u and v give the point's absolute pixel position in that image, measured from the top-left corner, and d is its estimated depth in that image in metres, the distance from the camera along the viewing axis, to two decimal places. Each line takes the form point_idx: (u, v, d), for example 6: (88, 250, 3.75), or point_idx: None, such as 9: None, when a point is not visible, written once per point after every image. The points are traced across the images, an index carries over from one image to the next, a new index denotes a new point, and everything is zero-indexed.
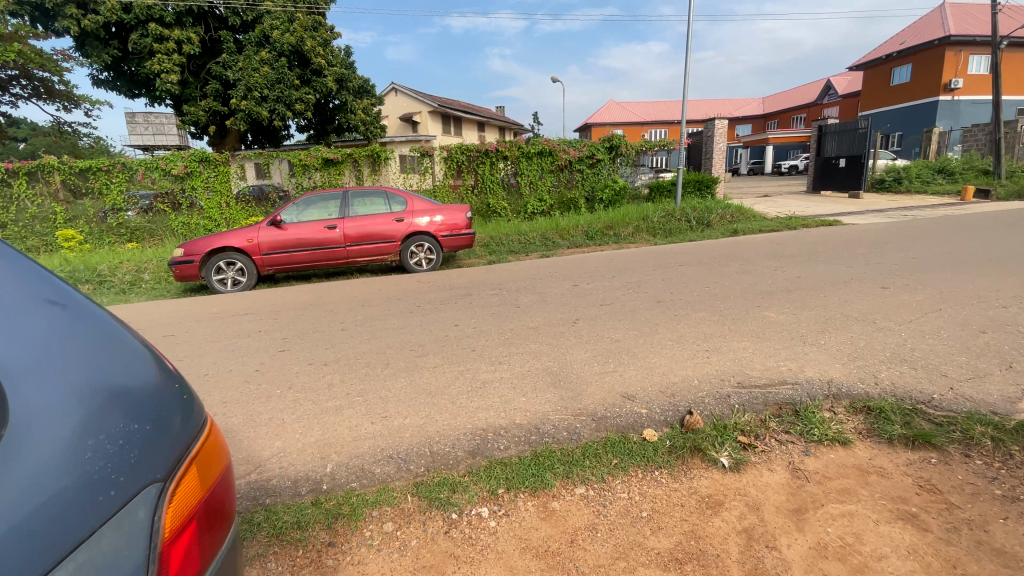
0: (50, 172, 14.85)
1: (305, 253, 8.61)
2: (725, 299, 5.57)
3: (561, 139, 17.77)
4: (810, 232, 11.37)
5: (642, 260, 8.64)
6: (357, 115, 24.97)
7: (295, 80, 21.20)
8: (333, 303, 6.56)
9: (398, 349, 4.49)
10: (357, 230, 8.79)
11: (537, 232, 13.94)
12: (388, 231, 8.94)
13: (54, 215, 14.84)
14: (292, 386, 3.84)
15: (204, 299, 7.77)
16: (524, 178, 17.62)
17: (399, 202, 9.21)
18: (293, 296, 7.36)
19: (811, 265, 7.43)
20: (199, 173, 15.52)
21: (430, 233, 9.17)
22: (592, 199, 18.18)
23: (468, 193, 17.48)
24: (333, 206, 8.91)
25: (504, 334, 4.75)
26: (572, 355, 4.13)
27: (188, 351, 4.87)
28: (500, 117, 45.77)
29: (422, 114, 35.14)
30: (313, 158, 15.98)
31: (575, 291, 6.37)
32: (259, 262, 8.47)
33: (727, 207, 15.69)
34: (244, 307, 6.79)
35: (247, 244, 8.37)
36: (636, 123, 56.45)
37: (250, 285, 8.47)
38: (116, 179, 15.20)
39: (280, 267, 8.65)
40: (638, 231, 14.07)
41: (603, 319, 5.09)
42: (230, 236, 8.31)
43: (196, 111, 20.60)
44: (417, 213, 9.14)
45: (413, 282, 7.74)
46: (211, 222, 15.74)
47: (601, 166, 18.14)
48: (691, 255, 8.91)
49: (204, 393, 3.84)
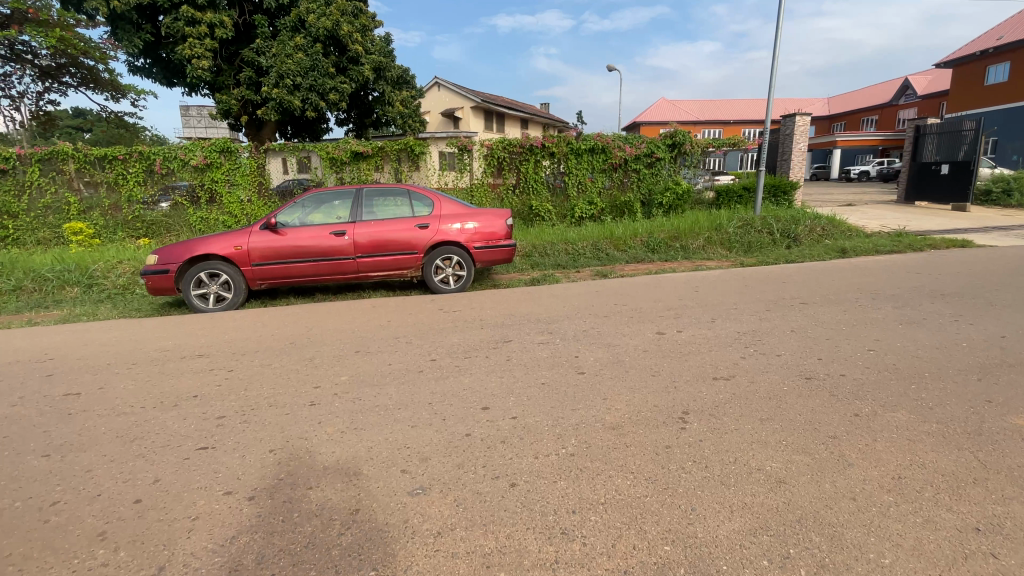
0: (65, 160, 13.74)
1: (305, 264, 6.86)
2: (925, 387, 3.41)
3: (615, 135, 15.69)
4: (942, 255, 8.88)
5: (738, 289, 6.51)
6: (396, 107, 23.61)
7: (331, 68, 19.90)
8: (320, 340, 4.76)
9: (379, 469, 2.57)
10: (370, 238, 7.01)
11: (587, 240, 11.86)
12: (410, 239, 7.14)
13: (68, 206, 13.84)
14: (162, 569, 2.00)
15: (175, 321, 6.13)
16: (572, 178, 15.62)
17: (425, 203, 7.39)
18: (279, 323, 5.64)
19: (1003, 313, 5.12)
20: (219, 164, 14.22)
21: (459, 243, 7.31)
22: (649, 203, 16.00)
23: (509, 193, 15.58)
24: (343, 208, 7.17)
25: (565, 444, 2.74)
26: (705, 532, 2.08)
27: (72, 436, 3.13)
28: (544, 113, 43.83)
29: (464, 109, 33.72)
30: (342, 151, 14.40)
31: (663, 342, 4.33)
32: (247, 274, 6.75)
33: (816, 217, 13.21)
34: (207, 339, 5.08)
35: (233, 253, 6.65)
36: (688, 123, 53.29)
37: (237, 302, 6.76)
38: (133, 169, 13.99)
39: (274, 282, 6.91)
40: (710, 243, 11.82)
41: (731, 418, 3.03)
42: (213, 243, 6.60)
43: (228, 99, 19.50)
44: (446, 218, 7.29)
45: (434, 310, 5.88)
46: (231, 218, 14.40)
47: (660, 166, 16.00)
48: (803, 284, 6.70)
49: (9, 568, 2.06)
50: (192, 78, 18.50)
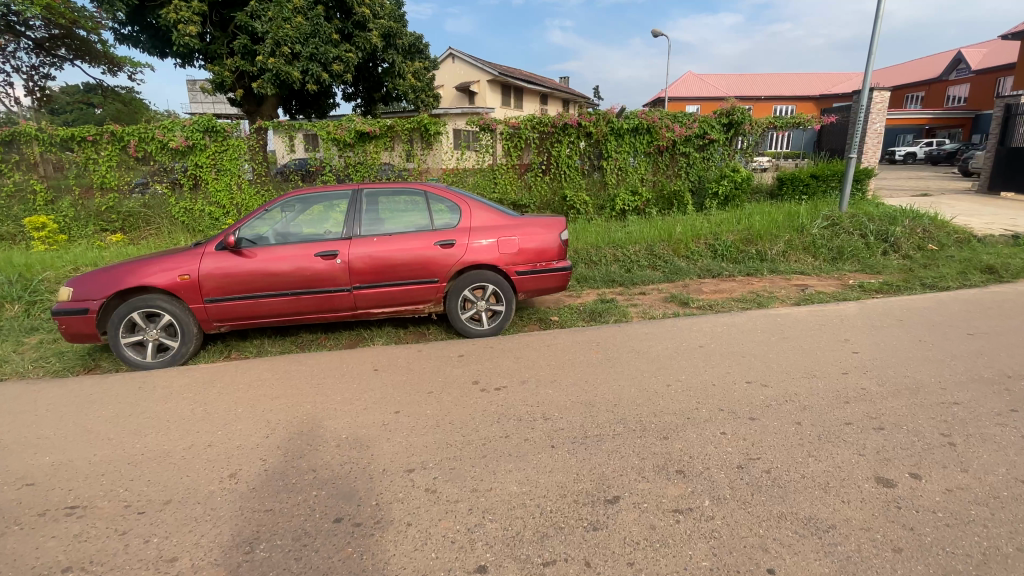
0: (26, 141, 11.76)
1: (281, 298, 4.84)
2: None
3: (662, 112, 13.34)
4: None
5: (914, 347, 4.43)
6: (408, 80, 21.34)
7: (334, 34, 17.62)
8: (282, 475, 2.79)
9: None
10: (372, 260, 4.97)
11: (643, 242, 9.73)
12: (428, 260, 5.09)
13: (34, 195, 11.94)
14: None
15: (88, 392, 4.18)
16: (612, 163, 13.39)
17: (448, 208, 5.35)
18: (231, 406, 3.68)
19: None
20: (204, 146, 12.05)
21: (497, 267, 5.25)
22: (701, 193, 13.79)
23: (539, 179, 13.34)
24: (335, 215, 5.13)
25: None
26: None
27: None
28: (564, 89, 40.93)
29: (480, 83, 31.26)
30: (346, 131, 12.22)
31: (915, 527, 2.27)
32: (199, 313, 4.74)
33: (915, 214, 10.98)
34: (105, 455, 3.13)
35: (177, 284, 4.64)
36: (716, 97, 50.08)
37: (187, 353, 4.77)
38: (104, 152, 11.93)
39: (239, 323, 4.90)
40: (792, 248, 9.70)
41: None
42: (152, 269, 4.63)
43: (221, 71, 17.28)
44: (477, 231, 5.23)
45: (465, 382, 3.87)
46: (219, 209, 12.31)
47: (713, 149, 13.73)
48: (1004, 338, 4.62)
49: None
50: (179, 46, 16.29)
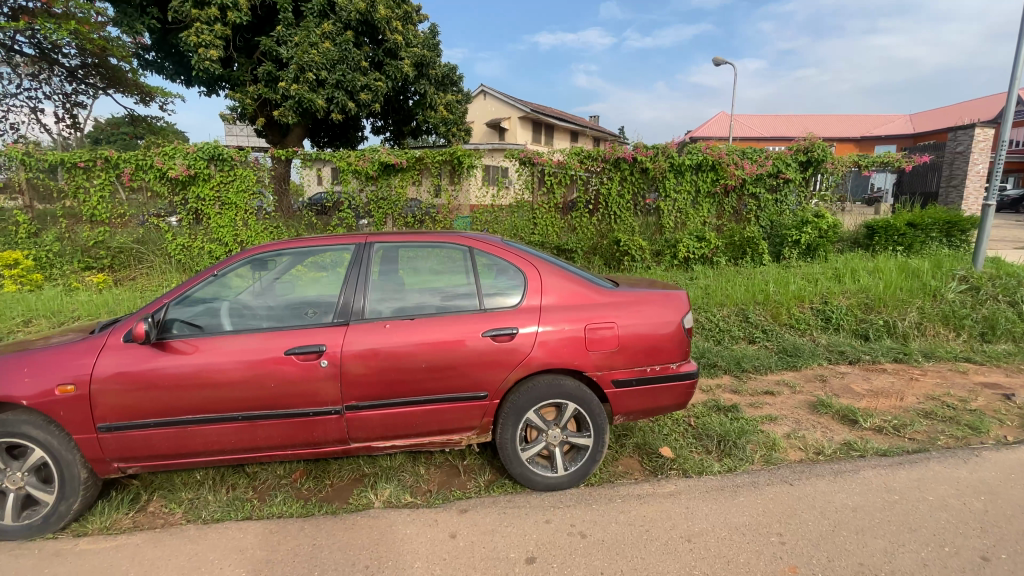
0: (12, 167, 10.41)
1: (228, 424, 2.92)
2: None
3: (730, 147, 11.42)
4: None
5: None
6: (439, 111, 20.05)
7: (363, 61, 16.43)
8: None
9: None
10: (379, 360, 3.02)
11: (730, 305, 7.59)
12: (469, 362, 3.10)
13: (16, 227, 10.55)
14: None
15: None
16: (671, 203, 11.45)
17: (501, 273, 3.38)
18: None
19: None
20: (207, 175, 10.51)
21: (580, 372, 3.23)
22: (776, 240, 11.65)
23: (586, 220, 11.43)
24: (323, 284, 3.23)
25: None
26: None
27: None
28: (597, 127, 39.67)
29: (511, 119, 30.27)
30: (367, 162, 10.61)
31: None
32: (89, 449, 2.84)
33: None
34: None
35: (51, 400, 2.77)
36: (753, 137, 48.42)
37: (68, 514, 2.84)
38: (96, 180, 10.47)
39: (156, 463, 2.96)
40: (927, 319, 7.48)
41: None
42: (14, 376, 2.77)
43: (242, 98, 16.16)
44: (548, 313, 3.23)
45: None
46: (219, 247, 10.71)
47: (789, 190, 11.68)
48: None
49: None
50: (199, 70, 15.18)
